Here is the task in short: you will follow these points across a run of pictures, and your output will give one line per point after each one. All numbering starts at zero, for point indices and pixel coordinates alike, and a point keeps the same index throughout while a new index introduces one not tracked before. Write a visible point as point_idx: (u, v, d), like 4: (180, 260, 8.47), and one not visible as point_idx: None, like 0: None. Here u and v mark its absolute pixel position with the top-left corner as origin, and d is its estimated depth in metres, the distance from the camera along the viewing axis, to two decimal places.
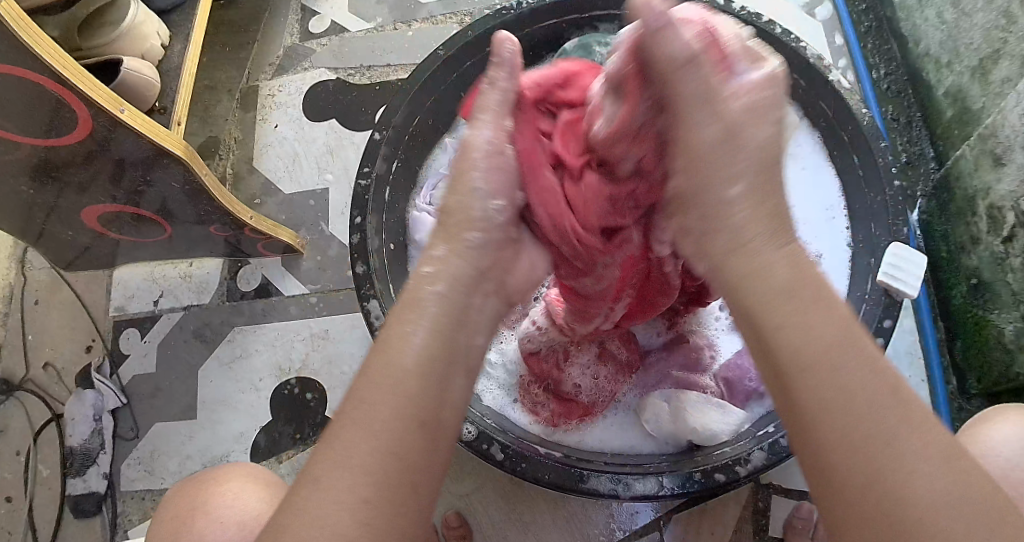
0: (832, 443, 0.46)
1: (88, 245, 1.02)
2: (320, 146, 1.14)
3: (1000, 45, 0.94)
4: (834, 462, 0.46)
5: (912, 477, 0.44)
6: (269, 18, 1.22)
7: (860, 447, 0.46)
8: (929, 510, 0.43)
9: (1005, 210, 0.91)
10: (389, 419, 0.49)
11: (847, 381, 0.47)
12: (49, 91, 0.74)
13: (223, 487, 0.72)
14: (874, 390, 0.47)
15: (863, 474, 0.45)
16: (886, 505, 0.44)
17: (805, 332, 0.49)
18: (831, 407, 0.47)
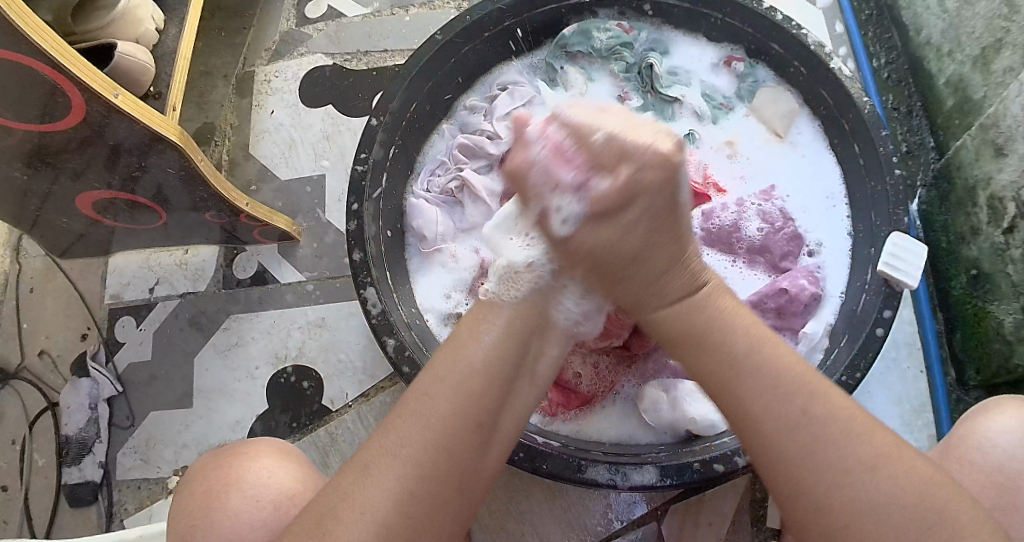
0: (780, 455, 0.54)
1: (83, 233, 1.01)
2: (317, 132, 1.13)
3: (1002, 34, 0.93)
4: (760, 454, 0.56)
5: (844, 482, 0.53)
6: (265, 3, 1.20)
7: (801, 455, 0.54)
8: (857, 514, 0.52)
9: (1006, 201, 0.91)
10: (440, 413, 0.56)
11: (776, 391, 0.56)
12: (43, 75, 0.73)
13: (260, 466, 0.71)
14: (799, 399, 0.55)
15: (803, 476, 0.53)
16: (823, 509, 0.53)
17: (751, 354, 0.57)
18: (775, 424, 0.55)
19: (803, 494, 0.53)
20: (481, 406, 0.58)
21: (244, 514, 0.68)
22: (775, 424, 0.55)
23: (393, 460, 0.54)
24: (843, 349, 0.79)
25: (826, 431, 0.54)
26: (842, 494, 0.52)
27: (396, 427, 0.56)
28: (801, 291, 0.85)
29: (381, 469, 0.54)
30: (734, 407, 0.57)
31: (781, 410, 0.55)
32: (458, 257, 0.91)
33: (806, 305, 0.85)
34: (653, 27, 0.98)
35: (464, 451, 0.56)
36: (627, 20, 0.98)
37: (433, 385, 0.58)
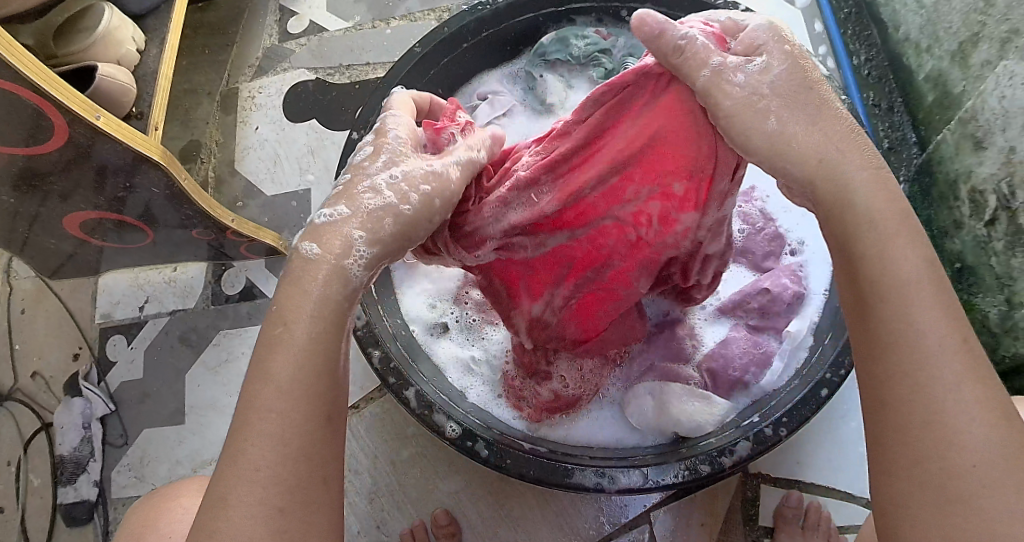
0: (903, 390, 0.48)
1: (72, 253, 1.01)
2: (301, 147, 1.13)
3: (978, 28, 0.93)
4: (885, 394, 0.48)
5: (972, 423, 0.45)
6: (247, 20, 1.21)
7: (932, 392, 0.47)
8: (977, 456, 0.45)
9: (986, 193, 0.91)
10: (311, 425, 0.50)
11: (919, 324, 0.48)
12: (27, 100, 0.74)
13: (177, 503, 0.74)
14: (945, 342, 0.48)
15: (924, 415, 0.46)
16: (939, 453, 0.45)
17: (922, 278, 0.50)
18: (927, 350, 0.47)
19: (920, 431, 0.46)
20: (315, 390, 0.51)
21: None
22: (928, 347, 0.48)
23: (251, 478, 0.48)
24: (826, 348, 0.79)
25: (966, 368, 0.47)
26: (963, 434, 0.45)
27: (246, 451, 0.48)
28: (783, 291, 0.86)
29: (261, 479, 0.47)
30: (887, 320, 0.49)
31: (931, 338, 0.48)
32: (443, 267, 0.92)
33: (788, 304, 0.86)
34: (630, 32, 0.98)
35: (328, 444, 0.50)
36: (605, 26, 0.98)
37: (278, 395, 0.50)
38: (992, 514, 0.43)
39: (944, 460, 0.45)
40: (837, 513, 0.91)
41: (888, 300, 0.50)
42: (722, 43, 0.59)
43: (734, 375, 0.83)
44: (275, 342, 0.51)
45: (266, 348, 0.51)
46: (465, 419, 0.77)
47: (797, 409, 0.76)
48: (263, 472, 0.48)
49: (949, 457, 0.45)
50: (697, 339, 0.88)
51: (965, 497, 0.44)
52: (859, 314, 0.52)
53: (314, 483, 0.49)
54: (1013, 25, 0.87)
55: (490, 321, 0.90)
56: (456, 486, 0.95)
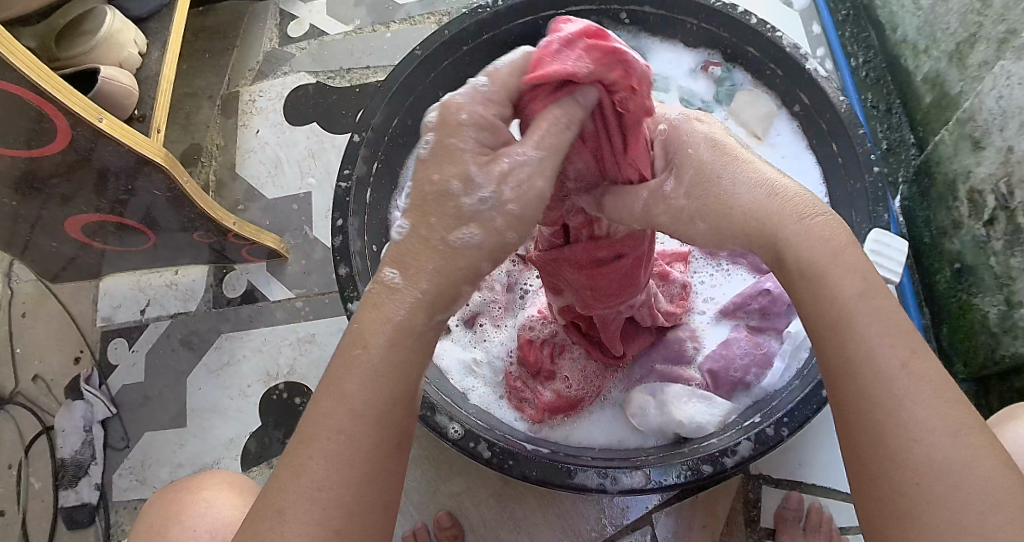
0: (854, 410, 0.47)
1: (74, 256, 1.01)
2: (302, 149, 1.14)
3: (976, 29, 0.94)
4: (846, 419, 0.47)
5: (922, 441, 0.44)
6: (247, 24, 1.22)
7: (881, 415, 0.46)
8: (931, 470, 0.44)
9: (985, 193, 0.92)
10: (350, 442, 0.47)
11: (857, 348, 0.47)
12: (29, 102, 0.74)
13: (197, 497, 0.74)
14: (885, 361, 0.46)
15: (874, 438, 0.46)
16: (889, 470, 0.45)
17: (859, 301, 0.49)
18: (868, 377, 0.46)
19: (872, 447, 0.46)
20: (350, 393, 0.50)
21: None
22: (869, 372, 0.47)
23: (313, 498, 0.46)
24: None
25: (912, 389, 0.45)
26: (911, 452, 0.44)
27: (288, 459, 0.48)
28: (783, 292, 0.86)
29: (322, 499, 0.46)
30: (834, 356, 0.48)
31: (877, 363, 0.47)
32: None
33: (789, 305, 0.86)
34: (630, 35, 0.99)
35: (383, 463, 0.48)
36: (605, 29, 0.98)
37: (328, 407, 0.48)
38: (943, 531, 0.43)
39: (900, 477, 0.44)
40: (838, 513, 0.91)
41: (844, 333, 0.48)
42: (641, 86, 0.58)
43: (735, 376, 0.84)
44: (353, 363, 0.48)
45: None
46: (466, 420, 0.78)
47: (797, 410, 0.75)
48: (323, 494, 0.46)
49: (900, 474, 0.44)
50: (698, 341, 0.89)
51: (913, 514, 0.44)
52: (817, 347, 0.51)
53: (371, 508, 0.47)
54: (1010, 25, 0.87)
55: (492, 322, 0.91)
56: (458, 487, 0.95)
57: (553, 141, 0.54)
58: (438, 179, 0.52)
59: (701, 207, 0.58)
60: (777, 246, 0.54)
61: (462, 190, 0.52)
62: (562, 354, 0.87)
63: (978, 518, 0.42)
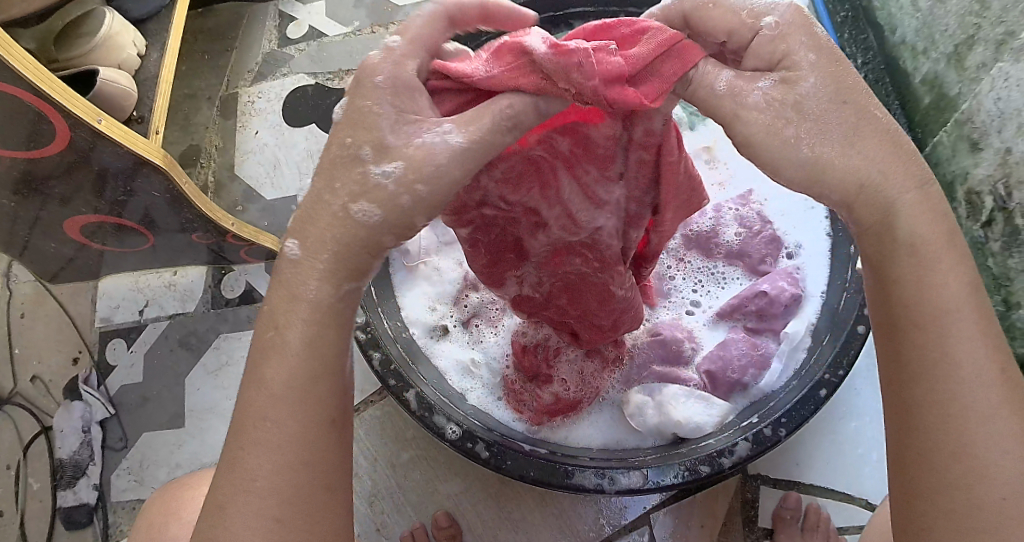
0: (933, 419, 0.47)
1: (73, 257, 1.02)
2: (301, 151, 1.14)
3: (974, 31, 0.94)
4: (921, 426, 0.48)
5: (1004, 451, 0.46)
6: (246, 26, 1.22)
7: (965, 425, 0.47)
8: (1006, 484, 0.46)
9: (983, 195, 0.92)
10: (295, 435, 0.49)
11: (955, 352, 0.47)
12: (27, 104, 0.74)
13: (197, 493, 0.74)
14: (982, 370, 0.47)
15: (953, 447, 0.47)
16: (973, 479, 0.46)
17: (965, 302, 0.48)
18: (960, 385, 0.47)
19: (952, 458, 0.47)
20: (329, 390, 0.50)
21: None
22: (967, 380, 0.47)
23: (250, 489, 0.48)
24: (824, 349, 0.80)
25: (1000, 402, 0.47)
26: (995, 462, 0.46)
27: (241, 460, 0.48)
28: (780, 293, 0.86)
29: (255, 491, 0.48)
30: (927, 343, 0.48)
31: (969, 371, 0.47)
32: (443, 271, 0.93)
33: (786, 306, 0.86)
34: None
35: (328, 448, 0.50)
36: None
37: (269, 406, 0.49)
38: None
39: (975, 489, 0.46)
40: (836, 514, 0.91)
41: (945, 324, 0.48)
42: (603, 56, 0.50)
43: (732, 377, 0.83)
44: (269, 348, 0.50)
45: (258, 348, 0.50)
46: (465, 420, 0.78)
47: (795, 410, 0.76)
48: (257, 484, 0.48)
49: (977, 486, 0.46)
50: (694, 341, 0.89)
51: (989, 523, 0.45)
52: (897, 342, 0.50)
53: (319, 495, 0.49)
54: (1008, 27, 0.88)
55: (488, 323, 0.91)
56: (455, 488, 0.95)
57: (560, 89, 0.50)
58: (350, 143, 0.51)
59: (804, 130, 0.49)
60: (888, 214, 0.49)
61: (373, 157, 0.50)
62: (558, 356, 0.85)
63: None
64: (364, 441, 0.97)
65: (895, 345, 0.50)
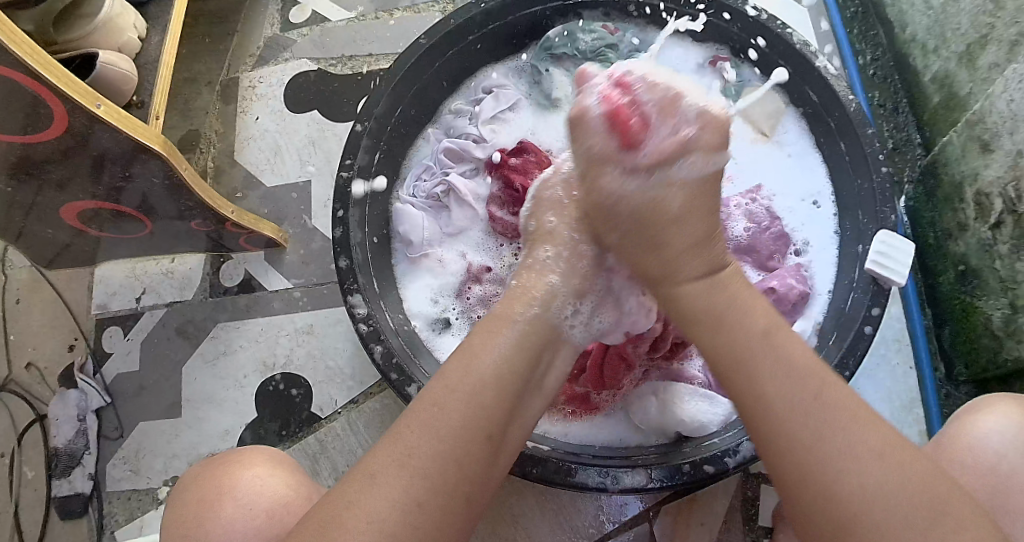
0: (797, 446, 0.54)
1: (69, 243, 1.01)
2: (302, 139, 1.12)
3: (987, 30, 0.93)
4: (796, 459, 0.54)
5: (848, 453, 0.53)
6: (248, 9, 1.20)
7: (816, 443, 0.54)
8: (871, 484, 0.52)
9: (992, 197, 0.91)
10: (456, 428, 0.56)
11: (771, 385, 0.57)
12: (24, 87, 0.73)
13: (269, 473, 0.71)
14: (797, 384, 0.56)
15: (819, 464, 0.53)
16: (828, 509, 0.52)
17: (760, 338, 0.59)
18: (787, 408, 0.56)
19: (818, 473, 0.53)
20: (497, 419, 0.58)
21: (237, 524, 0.67)
22: (786, 402, 0.56)
23: (406, 464, 0.54)
24: (831, 347, 0.79)
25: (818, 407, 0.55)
26: (844, 487, 0.52)
27: (404, 437, 0.56)
28: (789, 291, 0.85)
29: (412, 465, 0.54)
30: (743, 388, 0.58)
31: (783, 394, 0.56)
32: (445, 263, 0.91)
33: (793, 304, 0.86)
34: (637, 27, 0.97)
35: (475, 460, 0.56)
36: (613, 21, 0.98)
37: (444, 395, 0.58)
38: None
39: (850, 493, 0.52)
40: None
41: (751, 368, 0.58)
42: (618, 133, 0.65)
43: None
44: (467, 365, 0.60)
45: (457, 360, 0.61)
46: None
47: None
48: (414, 460, 0.55)
49: (839, 491, 0.52)
50: None
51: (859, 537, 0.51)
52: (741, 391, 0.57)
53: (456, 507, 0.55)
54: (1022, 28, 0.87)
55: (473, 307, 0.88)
56: None
57: (671, 149, 0.64)
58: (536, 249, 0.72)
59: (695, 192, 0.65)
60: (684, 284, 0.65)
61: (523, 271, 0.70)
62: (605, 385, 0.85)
63: (905, 528, 0.50)
64: (363, 432, 0.98)
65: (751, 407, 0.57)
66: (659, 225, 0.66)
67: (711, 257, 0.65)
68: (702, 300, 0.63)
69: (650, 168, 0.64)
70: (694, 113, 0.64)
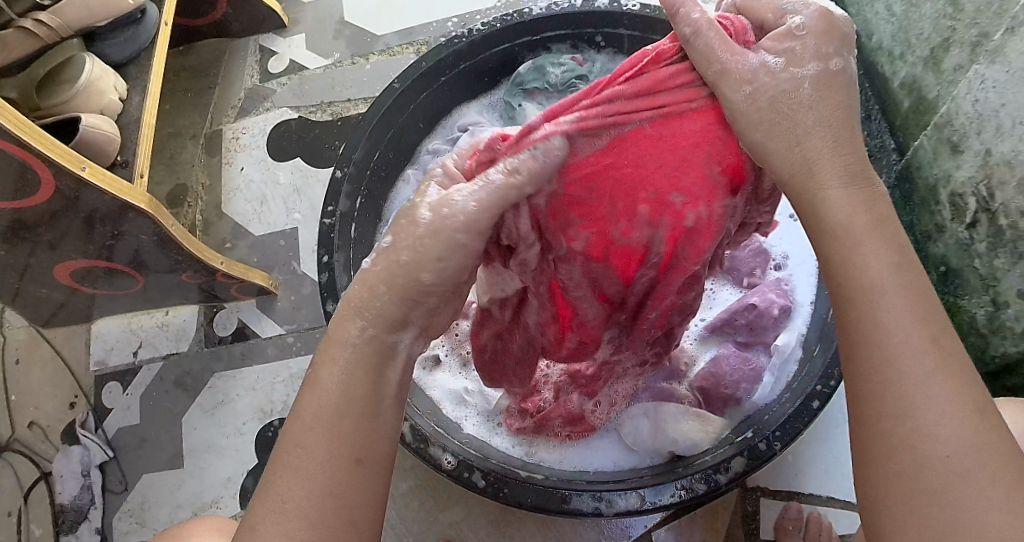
0: (885, 407, 0.48)
1: (64, 301, 1.02)
2: (287, 186, 1.14)
3: (949, 33, 0.95)
4: (881, 424, 0.48)
5: (938, 424, 0.46)
6: (227, 62, 1.23)
7: (913, 411, 0.47)
8: (961, 472, 0.45)
9: (966, 197, 0.93)
10: (323, 460, 0.50)
11: (890, 335, 0.49)
12: (13, 156, 0.75)
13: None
14: (911, 342, 0.49)
15: (902, 435, 0.47)
16: (908, 472, 0.46)
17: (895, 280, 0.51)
18: (893, 357, 0.48)
19: (899, 448, 0.47)
20: (361, 439, 0.52)
21: None
22: (898, 352, 0.49)
23: (280, 509, 0.49)
24: (814, 358, 0.80)
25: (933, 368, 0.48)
26: (932, 434, 0.46)
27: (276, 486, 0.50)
28: (770, 305, 0.87)
29: (288, 510, 0.49)
30: (860, 320, 0.51)
31: (904, 342, 0.49)
32: None
33: (776, 319, 0.87)
34: (607, 57, 0.99)
35: (353, 484, 0.50)
36: (580, 52, 1.00)
37: (301, 432, 0.51)
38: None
39: (931, 473, 0.45)
40: (837, 522, 0.91)
41: (876, 300, 0.50)
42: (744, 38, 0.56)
43: (726, 392, 0.84)
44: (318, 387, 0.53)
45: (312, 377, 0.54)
46: (460, 450, 0.78)
47: (788, 423, 0.76)
48: (287, 505, 0.49)
49: (924, 469, 0.46)
50: (691, 357, 0.91)
51: (936, 501, 0.45)
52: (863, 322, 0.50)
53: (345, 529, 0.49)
54: (982, 28, 0.89)
55: None
56: (456, 516, 0.95)
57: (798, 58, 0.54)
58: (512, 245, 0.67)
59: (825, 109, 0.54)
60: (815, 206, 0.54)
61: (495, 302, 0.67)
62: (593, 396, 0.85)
63: (988, 492, 0.44)
64: None
65: (868, 347, 0.50)
66: (763, 151, 0.55)
67: (848, 179, 0.54)
68: (837, 223, 0.53)
69: (773, 107, 0.54)
70: (811, 74, 0.54)
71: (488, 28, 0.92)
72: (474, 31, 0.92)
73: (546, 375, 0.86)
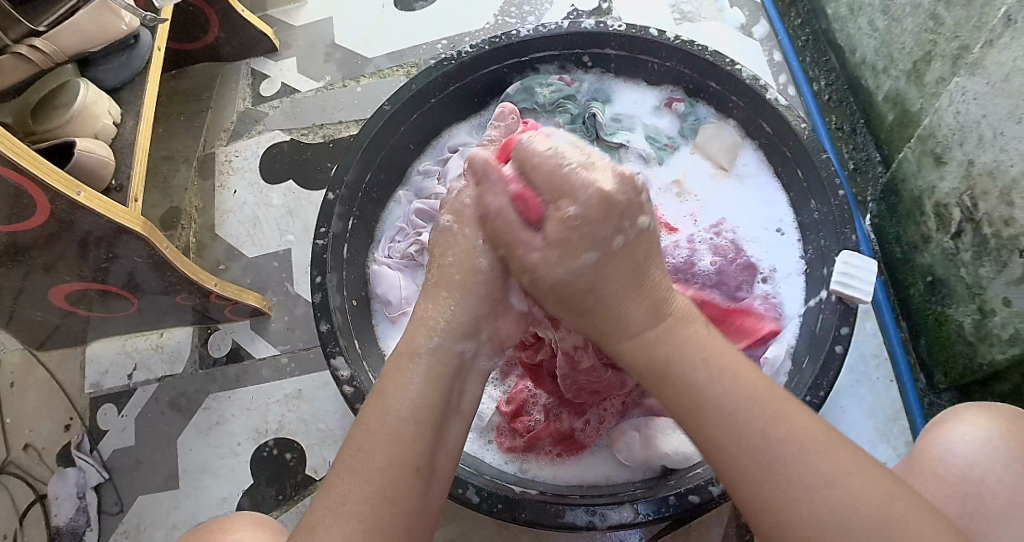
0: (757, 473, 0.52)
1: (60, 323, 1.03)
2: (280, 208, 1.15)
3: (931, 46, 0.97)
4: (755, 492, 0.52)
5: (807, 479, 0.50)
6: (219, 85, 1.24)
7: (781, 474, 0.51)
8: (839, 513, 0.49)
9: (951, 207, 0.94)
10: (382, 467, 0.55)
11: (729, 416, 0.53)
12: (8, 180, 0.76)
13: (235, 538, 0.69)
14: (753, 415, 0.53)
15: (774, 494, 0.51)
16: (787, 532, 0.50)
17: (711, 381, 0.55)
18: (745, 437, 0.53)
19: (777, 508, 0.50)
20: (418, 451, 0.56)
21: None
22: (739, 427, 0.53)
23: (339, 512, 0.53)
24: (804, 372, 0.81)
25: (782, 433, 0.52)
26: (805, 491, 0.50)
27: (336, 489, 0.54)
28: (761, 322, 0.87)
29: (351, 513, 0.53)
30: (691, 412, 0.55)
31: (746, 425, 0.53)
32: None
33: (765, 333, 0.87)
34: (595, 76, 1.03)
35: (408, 494, 0.55)
36: (569, 73, 1.02)
37: (367, 439, 0.56)
38: None
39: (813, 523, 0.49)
40: None
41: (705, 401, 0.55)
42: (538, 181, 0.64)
43: None
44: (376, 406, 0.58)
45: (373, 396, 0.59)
46: (454, 467, 0.78)
47: None
48: (347, 508, 0.53)
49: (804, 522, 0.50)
50: None
51: None
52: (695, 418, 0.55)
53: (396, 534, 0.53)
54: (963, 41, 0.91)
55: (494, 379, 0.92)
56: (450, 535, 0.95)
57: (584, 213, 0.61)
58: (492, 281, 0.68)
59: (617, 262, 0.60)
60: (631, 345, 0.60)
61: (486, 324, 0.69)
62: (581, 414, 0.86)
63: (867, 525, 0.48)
64: None
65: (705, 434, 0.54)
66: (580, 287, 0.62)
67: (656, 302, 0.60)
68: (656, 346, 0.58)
69: (578, 253, 0.61)
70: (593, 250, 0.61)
71: (476, 50, 0.94)
72: (463, 53, 0.94)
73: (534, 396, 0.89)
